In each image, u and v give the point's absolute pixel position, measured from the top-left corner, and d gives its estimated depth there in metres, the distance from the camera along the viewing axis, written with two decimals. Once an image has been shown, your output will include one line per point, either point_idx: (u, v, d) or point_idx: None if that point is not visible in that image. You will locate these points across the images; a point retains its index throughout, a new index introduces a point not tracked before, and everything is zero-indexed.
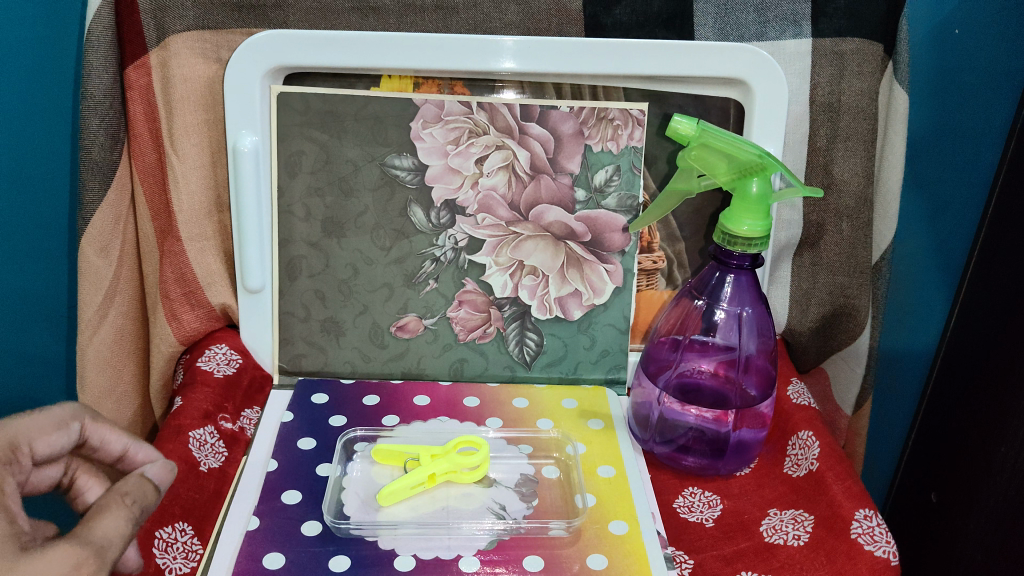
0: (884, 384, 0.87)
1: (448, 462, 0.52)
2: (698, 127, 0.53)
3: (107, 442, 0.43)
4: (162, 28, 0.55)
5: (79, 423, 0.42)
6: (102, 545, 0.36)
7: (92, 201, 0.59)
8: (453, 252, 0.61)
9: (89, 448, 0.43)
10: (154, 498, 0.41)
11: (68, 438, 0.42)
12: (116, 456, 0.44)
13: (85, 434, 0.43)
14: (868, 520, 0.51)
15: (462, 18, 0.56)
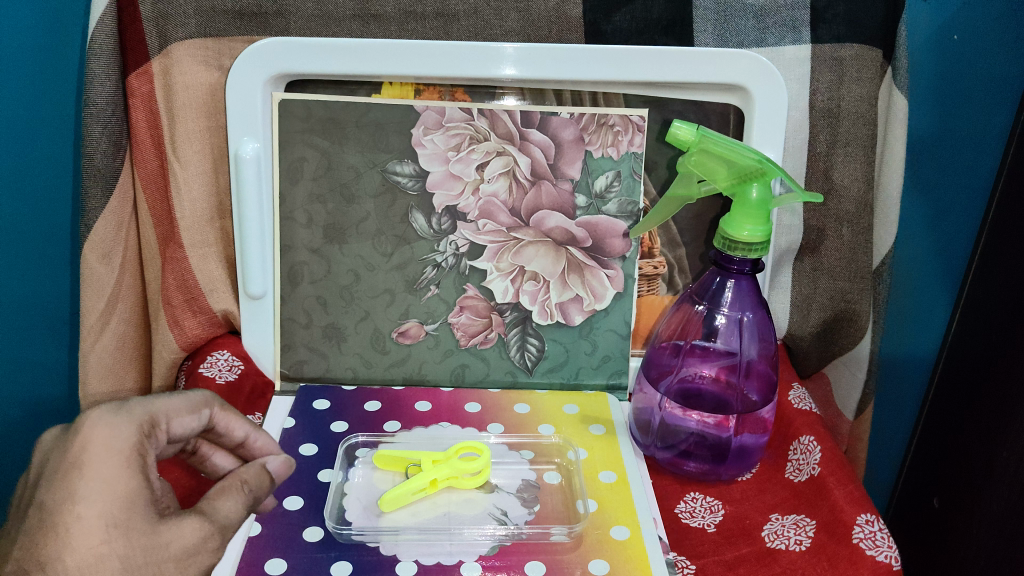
0: (886, 389, 0.87)
1: (450, 468, 0.52)
2: (698, 133, 0.54)
3: (232, 429, 0.49)
4: (165, 36, 0.56)
5: (211, 410, 0.48)
6: (221, 525, 0.42)
7: (94, 208, 0.59)
8: (454, 257, 0.61)
9: (216, 433, 0.50)
10: (268, 487, 0.47)
11: (201, 422, 0.48)
12: (239, 442, 0.50)
13: (215, 421, 0.49)
14: (870, 525, 0.51)
15: (463, 25, 0.57)
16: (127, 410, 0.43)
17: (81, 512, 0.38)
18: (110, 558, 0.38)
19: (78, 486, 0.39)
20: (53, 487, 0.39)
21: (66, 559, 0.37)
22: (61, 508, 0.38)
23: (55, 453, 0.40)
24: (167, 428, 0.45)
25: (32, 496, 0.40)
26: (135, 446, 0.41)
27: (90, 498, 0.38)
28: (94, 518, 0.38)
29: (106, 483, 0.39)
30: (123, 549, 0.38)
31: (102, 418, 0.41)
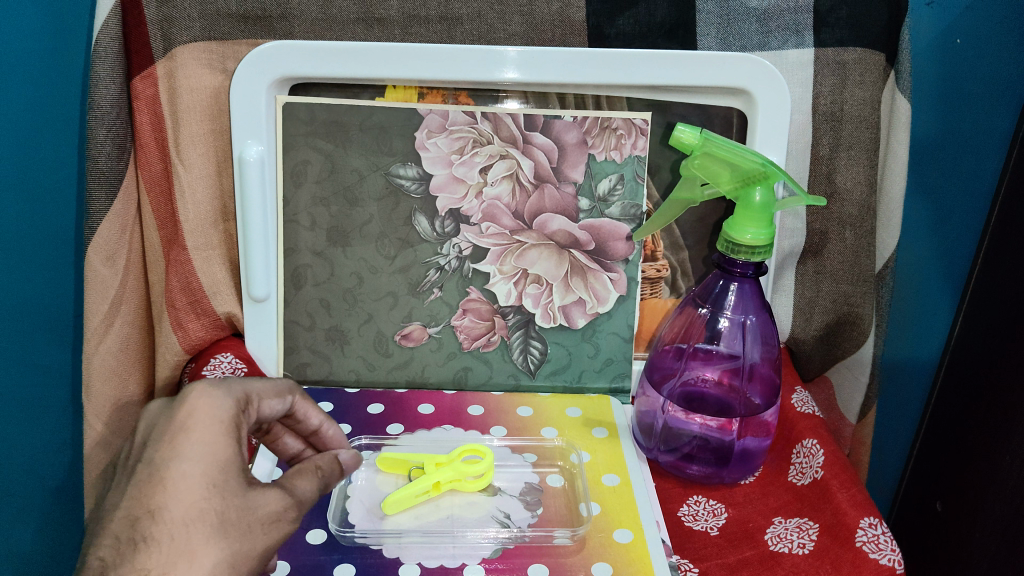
0: (889, 392, 0.87)
1: (452, 471, 0.52)
2: (702, 137, 0.53)
3: (309, 416, 0.49)
4: (169, 39, 0.56)
5: (293, 397, 0.48)
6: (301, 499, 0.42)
7: (98, 211, 0.59)
8: (457, 261, 0.61)
9: (293, 420, 0.50)
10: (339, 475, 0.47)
11: (285, 407, 0.47)
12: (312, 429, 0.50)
13: (296, 408, 0.49)
14: (873, 528, 0.51)
15: (466, 29, 0.57)
16: (225, 385, 0.43)
17: (186, 470, 0.38)
18: (209, 513, 0.38)
19: (183, 448, 0.39)
20: (158, 446, 0.39)
21: (170, 510, 0.37)
22: (164, 467, 0.38)
23: (157, 420, 0.40)
24: (257, 408, 0.45)
25: (133, 458, 0.40)
26: (233, 420, 0.41)
27: (193, 461, 0.39)
28: (197, 477, 0.38)
29: (208, 450, 0.39)
30: (220, 506, 0.38)
31: (205, 391, 0.41)
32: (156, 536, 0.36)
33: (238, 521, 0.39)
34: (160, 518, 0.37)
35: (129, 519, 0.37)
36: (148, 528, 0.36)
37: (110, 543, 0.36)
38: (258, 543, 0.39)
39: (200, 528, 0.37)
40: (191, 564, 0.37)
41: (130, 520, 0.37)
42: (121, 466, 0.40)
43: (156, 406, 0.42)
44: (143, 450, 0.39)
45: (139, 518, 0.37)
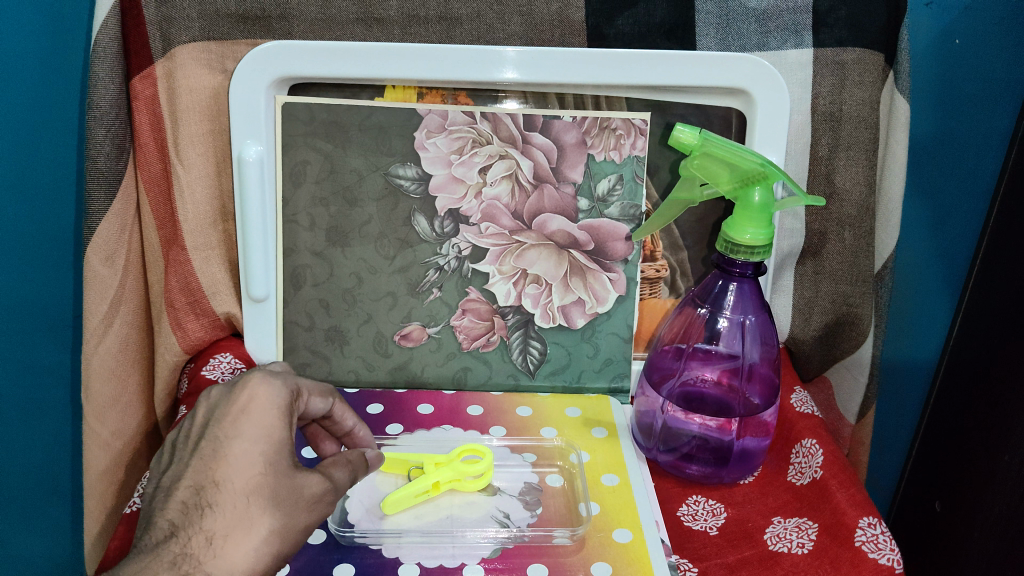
0: (888, 393, 0.87)
1: (452, 471, 0.52)
2: (701, 137, 0.54)
3: (345, 419, 0.51)
4: (168, 39, 0.56)
5: (335, 399, 0.50)
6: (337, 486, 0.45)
7: (97, 211, 0.59)
8: (456, 261, 0.61)
9: (329, 421, 0.51)
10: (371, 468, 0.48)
11: (327, 408, 0.49)
12: (346, 431, 0.51)
13: (334, 411, 0.50)
14: (872, 528, 0.51)
15: (466, 29, 0.57)
16: (281, 377, 0.46)
17: (246, 449, 0.42)
18: (265, 487, 0.41)
19: (242, 427, 0.43)
20: (221, 426, 0.43)
21: (233, 482, 0.41)
22: (225, 443, 0.42)
23: (220, 401, 0.44)
24: (304, 402, 0.48)
25: (197, 434, 0.43)
26: (287, 407, 0.45)
27: (250, 440, 0.42)
28: (255, 455, 0.42)
29: (263, 431, 0.43)
30: (274, 482, 0.41)
31: (263, 379, 0.45)
32: (221, 504, 0.40)
33: (288, 497, 0.41)
34: (224, 488, 0.41)
35: (198, 487, 0.41)
36: (213, 495, 0.40)
37: (177, 509, 0.40)
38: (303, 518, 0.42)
39: (257, 499, 0.41)
40: (250, 531, 0.40)
41: (197, 489, 0.41)
42: (186, 442, 0.43)
43: (219, 387, 0.46)
44: (207, 429, 0.43)
45: (205, 486, 0.41)
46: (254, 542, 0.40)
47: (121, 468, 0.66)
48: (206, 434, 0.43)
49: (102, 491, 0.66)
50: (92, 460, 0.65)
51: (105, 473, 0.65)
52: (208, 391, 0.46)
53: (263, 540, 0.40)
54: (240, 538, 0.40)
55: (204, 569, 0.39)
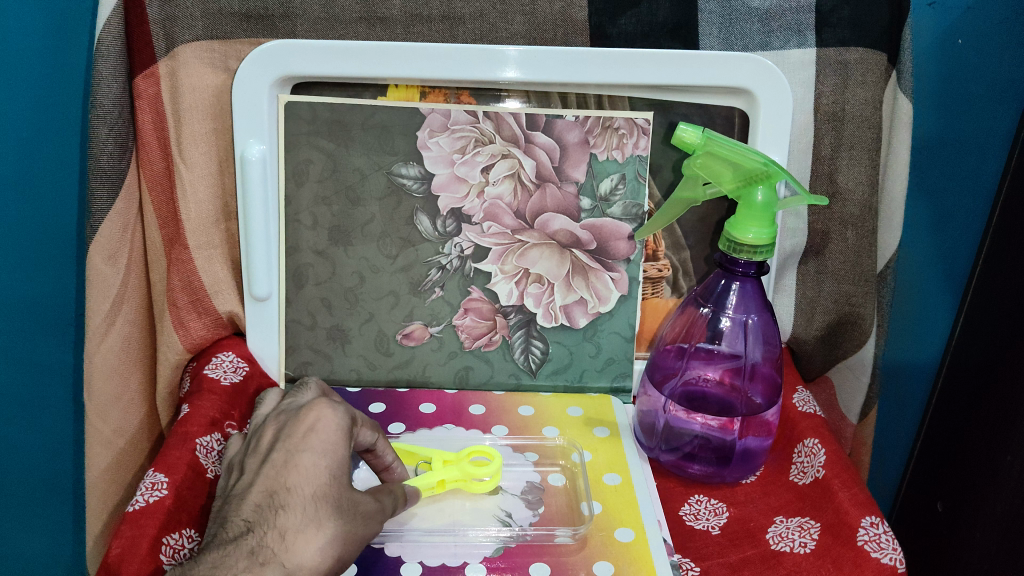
0: (889, 394, 0.87)
1: (459, 471, 0.52)
2: (704, 136, 0.53)
3: (384, 454, 0.51)
4: (171, 38, 0.56)
5: (381, 436, 0.51)
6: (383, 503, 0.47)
7: (100, 210, 0.59)
8: (459, 260, 0.61)
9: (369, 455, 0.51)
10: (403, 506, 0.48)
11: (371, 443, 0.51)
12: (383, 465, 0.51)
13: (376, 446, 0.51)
14: (874, 527, 0.51)
15: (469, 28, 0.57)
16: (345, 406, 0.51)
17: (311, 460, 0.46)
18: (331, 493, 0.45)
19: (310, 443, 0.47)
20: (291, 441, 0.48)
21: (303, 488, 0.45)
22: (295, 455, 0.47)
23: (289, 422, 0.50)
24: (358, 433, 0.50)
25: (266, 450, 0.48)
26: (348, 431, 0.49)
27: (318, 454, 0.46)
28: (321, 466, 0.46)
29: (328, 446, 0.47)
30: (337, 492, 0.45)
31: (329, 405, 0.50)
32: (292, 504, 0.44)
33: (349, 506, 0.45)
34: (293, 492, 0.44)
35: (271, 490, 0.45)
36: (285, 497, 0.44)
37: (251, 509, 0.44)
38: (360, 529, 0.45)
39: (324, 504, 0.44)
40: (317, 531, 0.43)
41: (269, 492, 0.45)
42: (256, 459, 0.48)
43: (288, 413, 0.51)
44: (277, 444, 0.48)
45: (277, 491, 0.45)
46: (319, 542, 0.43)
47: (122, 466, 0.66)
48: (275, 449, 0.48)
49: (102, 489, 0.66)
50: (93, 458, 0.65)
51: (106, 471, 0.66)
52: (279, 418, 0.51)
53: (327, 542, 0.43)
54: (309, 537, 0.43)
55: (278, 560, 0.42)
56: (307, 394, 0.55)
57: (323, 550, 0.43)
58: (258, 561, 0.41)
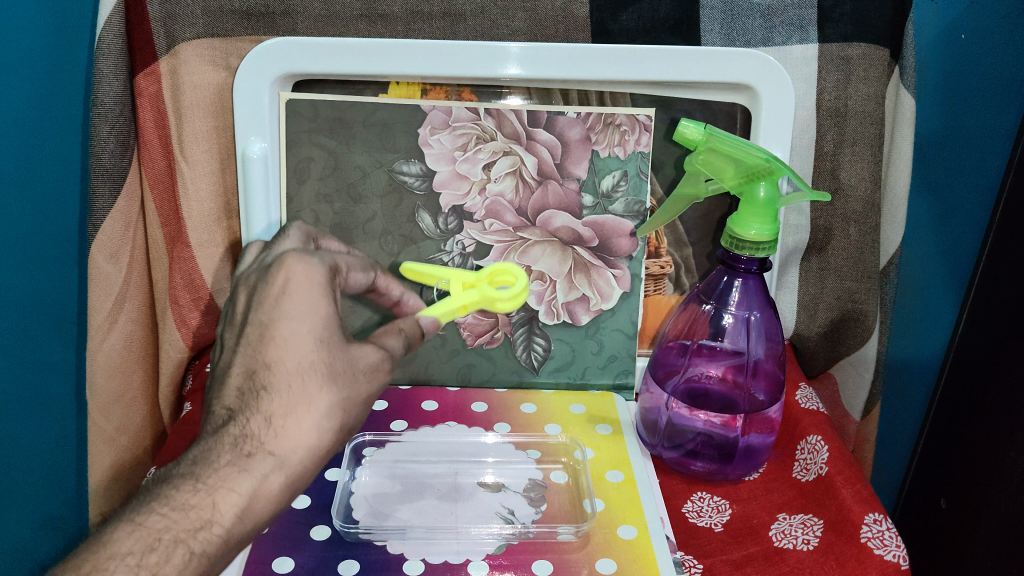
0: (892, 390, 0.87)
1: (480, 296, 0.51)
2: (705, 133, 0.54)
3: (391, 289, 0.51)
4: (172, 36, 0.56)
5: (377, 272, 0.49)
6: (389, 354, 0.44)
7: (102, 208, 0.59)
8: (461, 257, 0.61)
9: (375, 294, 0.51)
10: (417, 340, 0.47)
11: (368, 281, 0.48)
12: (393, 301, 0.52)
13: (378, 281, 0.50)
14: (878, 524, 0.51)
15: (470, 25, 0.56)
16: (318, 254, 0.44)
17: (289, 327, 0.41)
18: (318, 363, 0.40)
19: (287, 308, 0.41)
20: (264, 308, 0.42)
21: (284, 363, 0.40)
22: (271, 327, 0.41)
23: (258, 283, 0.43)
24: (345, 279, 0.46)
25: (241, 321, 0.43)
26: (327, 285, 0.43)
27: (295, 321, 0.41)
28: (302, 335, 0.41)
29: (307, 307, 0.41)
30: (328, 357, 0.41)
31: (300, 259, 0.43)
32: (274, 384, 0.40)
33: (344, 370, 0.41)
34: (274, 370, 0.40)
35: (251, 370, 0.41)
36: (266, 377, 0.40)
37: (234, 394, 0.41)
38: (362, 391, 0.42)
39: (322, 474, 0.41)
40: (308, 408, 0.40)
41: (250, 372, 0.41)
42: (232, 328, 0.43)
43: (257, 270, 0.45)
44: (250, 314, 0.42)
45: (257, 370, 0.41)
46: (312, 420, 0.40)
47: (126, 463, 0.66)
48: (250, 320, 0.42)
49: (105, 487, 0.66)
50: (96, 456, 0.65)
51: (109, 469, 0.66)
52: (248, 279, 0.45)
53: (323, 417, 0.40)
54: (300, 416, 0.40)
55: (265, 450, 0.40)
56: (285, 241, 0.49)
57: (318, 426, 0.40)
58: (243, 453, 0.40)
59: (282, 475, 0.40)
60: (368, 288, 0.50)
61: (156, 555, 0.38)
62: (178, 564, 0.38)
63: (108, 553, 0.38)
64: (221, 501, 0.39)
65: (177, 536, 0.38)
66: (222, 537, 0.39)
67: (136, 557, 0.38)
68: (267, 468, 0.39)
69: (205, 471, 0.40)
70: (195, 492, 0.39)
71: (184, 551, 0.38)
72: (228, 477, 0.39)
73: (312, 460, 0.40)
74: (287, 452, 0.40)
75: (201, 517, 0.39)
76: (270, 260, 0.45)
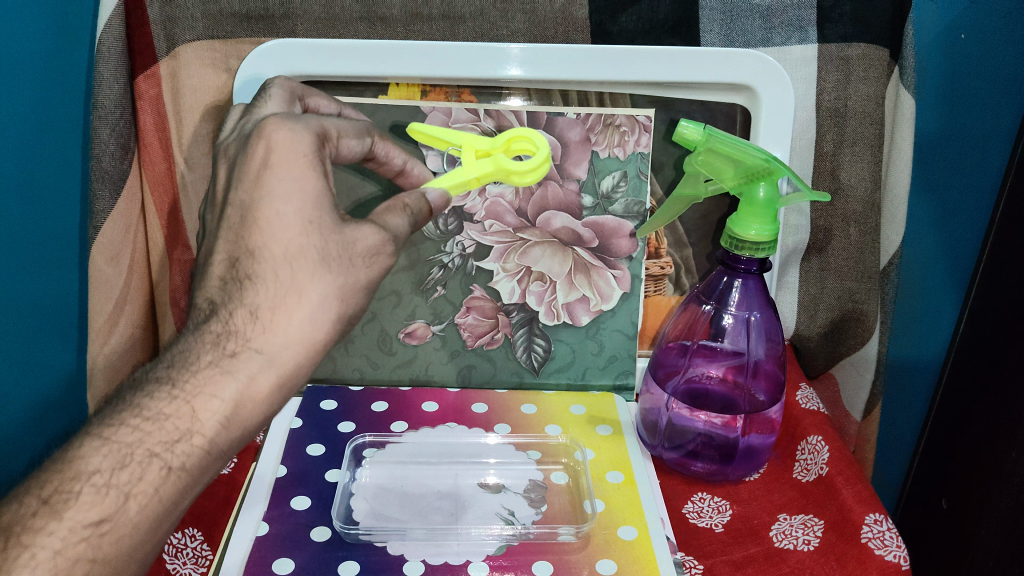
0: (893, 390, 0.87)
1: (489, 164, 0.52)
2: (705, 132, 0.53)
3: (392, 156, 0.51)
4: (172, 38, 0.56)
5: (372, 139, 0.48)
6: (393, 233, 0.43)
7: (102, 210, 0.59)
8: (461, 258, 0.61)
9: (375, 163, 0.51)
10: (428, 217, 0.47)
11: (363, 148, 0.47)
12: (397, 170, 0.52)
13: (375, 149, 0.49)
14: (879, 524, 0.51)
15: (470, 27, 0.56)
16: (303, 119, 0.42)
17: (274, 207, 0.40)
18: (309, 250, 0.40)
19: (270, 185, 0.40)
20: (245, 185, 0.40)
21: (271, 247, 0.39)
22: (255, 207, 0.40)
23: (240, 156, 0.41)
24: (337, 144, 0.44)
25: (223, 200, 0.42)
26: (315, 154, 0.41)
27: (281, 199, 0.40)
28: (289, 218, 0.40)
29: (294, 182, 0.40)
30: (319, 242, 0.40)
31: (282, 124, 0.41)
32: (259, 272, 0.39)
33: (339, 255, 0.40)
34: (260, 257, 0.39)
35: (234, 259, 0.40)
36: (250, 265, 0.40)
37: (217, 284, 0.41)
38: (362, 276, 0.41)
39: None
40: (299, 298, 0.40)
41: (233, 261, 0.40)
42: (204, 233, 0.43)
43: (239, 142, 0.43)
44: (224, 206, 0.41)
45: (241, 256, 0.40)
46: (303, 313, 0.40)
47: None
48: (231, 200, 0.41)
49: None
50: None
51: None
52: (230, 149, 0.44)
53: (315, 308, 0.40)
54: (290, 309, 0.39)
55: (251, 347, 0.39)
56: (268, 104, 0.47)
57: (312, 315, 0.40)
58: (227, 352, 0.39)
59: (271, 373, 0.40)
60: (366, 156, 0.49)
61: (129, 471, 0.38)
62: (153, 479, 0.39)
63: (75, 473, 0.38)
64: (201, 408, 0.39)
65: (151, 450, 0.39)
66: (203, 448, 0.40)
67: (105, 476, 0.38)
68: (253, 367, 0.40)
69: (182, 376, 0.40)
70: (170, 401, 0.39)
71: (160, 466, 0.39)
72: (208, 381, 0.39)
73: (306, 357, 0.41)
74: (276, 349, 0.40)
75: (179, 428, 0.39)
76: (250, 129, 0.43)
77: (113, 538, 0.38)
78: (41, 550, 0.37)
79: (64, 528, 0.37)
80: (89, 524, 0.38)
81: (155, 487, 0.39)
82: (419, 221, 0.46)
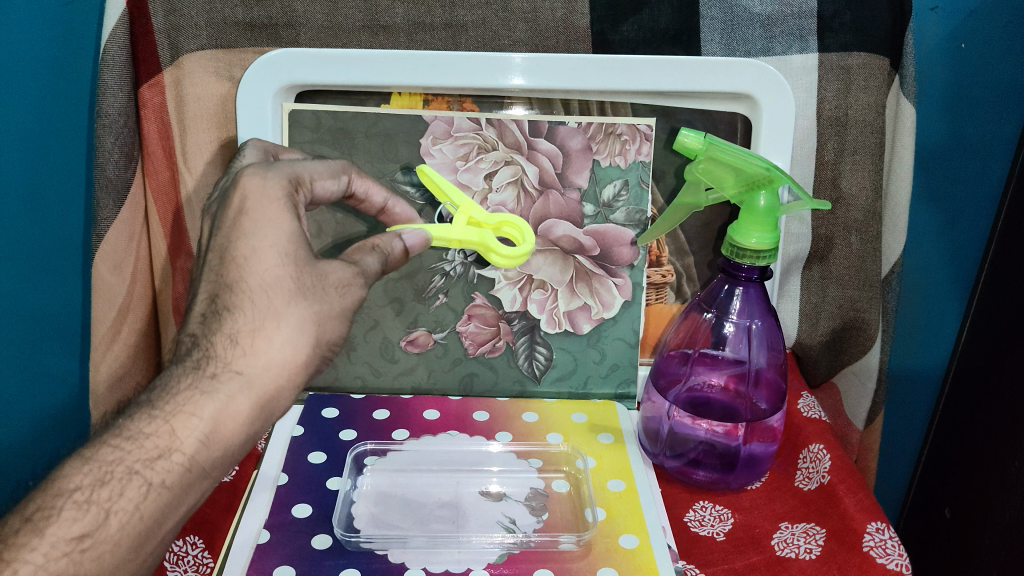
0: (897, 399, 0.87)
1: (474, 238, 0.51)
2: (705, 141, 0.52)
3: (371, 193, 0.53)
4: (176, 47, 0.57)
5: (349, 177, 0.51)
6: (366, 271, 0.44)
7: (107, 218, 0.59)
8: (462, 266, 0.61)
9: (356, 200, 0.53)
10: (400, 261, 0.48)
11: (341, 187, 0.50)
12: (379, 207, 0.54)
13: (353, 186, 0.51)
14: (880, 533, 0.50)
15: (471, 36, 0.57)
16: (275, 168, 0.44)
17: (252, 243, 0.41)
18: (285, 279, 0.41)
19: (246, 226, 0.41)
20: (223, 231, 0.42)
21: (246, 280, 0.40)
22: (233, 245, 0.41)
23: (218, 210, 0.43)
24: (310, 188, 0.46)
25: (206, 241, 0.43)
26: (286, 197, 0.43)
27: (256, 238, 0.41)
28: (265, 252, 0.41)
29: (269, 216, 0.42)
30: (295, 274, 0.41)
31: (255, 175, 0.43)
32: (237, 303, 0.40)
33: (313, 285, 0.41)
34: (236, 289, 0.40)
35: (214, 293, 0.41)
36: (228, 296, 0.40)
37: (199, 320, 0.41)
38: (336, 305, 0.42)
39: None
40: (274, 321, 0.40)
41: (214, 296, 0.41)
42: (201, 253, 0.43)
43: (216, 198, 0.45)
44: (213, 236, 0.42)
45: (220, 291, 0.41)
46: (276, 334, 0.40)
47: None
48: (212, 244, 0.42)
49: None
50: None
51: None
52: (212, 205, 0.45)
53: (290, 330, 0.40)
54: (268, 332, 0.40)
55: (231, 367, 0.40)
56: (245, 159, 0.50)
57: (290, 340, 0.40)
58: (206, 373, 0.39)
59: (249, 394, 0.40)
60: (344, 193, 0.51)
61: (109, 488, 0.38)
62: (134, 497, 0.38)
63: (56, 490, 0.38)
64: (179, 427, 0.39)
65: (131, 467, 0.38)
66: (183, 465, 0.39)
67: (85, 492, 0.38)
68: (232, 388, 0.39)
69: (162, 398, 0.40)
70: (150, 421, 0.39)
71: (140, 483, 0.38)
72: (188, 401, 0.39)
73: (284, 376, 0.41)
74: (256, 370, 0.40)
75: (159, 446, 0.39)
76: (225, 185, 0.45)
77: (95, 554, 0.38)
78: (23, 565, 0.36)
79: (45, 544, 0.37)
80: (70, 539, 0.37)
81: (136, 504, 0.38)
82: (390, 263, 0.47)
